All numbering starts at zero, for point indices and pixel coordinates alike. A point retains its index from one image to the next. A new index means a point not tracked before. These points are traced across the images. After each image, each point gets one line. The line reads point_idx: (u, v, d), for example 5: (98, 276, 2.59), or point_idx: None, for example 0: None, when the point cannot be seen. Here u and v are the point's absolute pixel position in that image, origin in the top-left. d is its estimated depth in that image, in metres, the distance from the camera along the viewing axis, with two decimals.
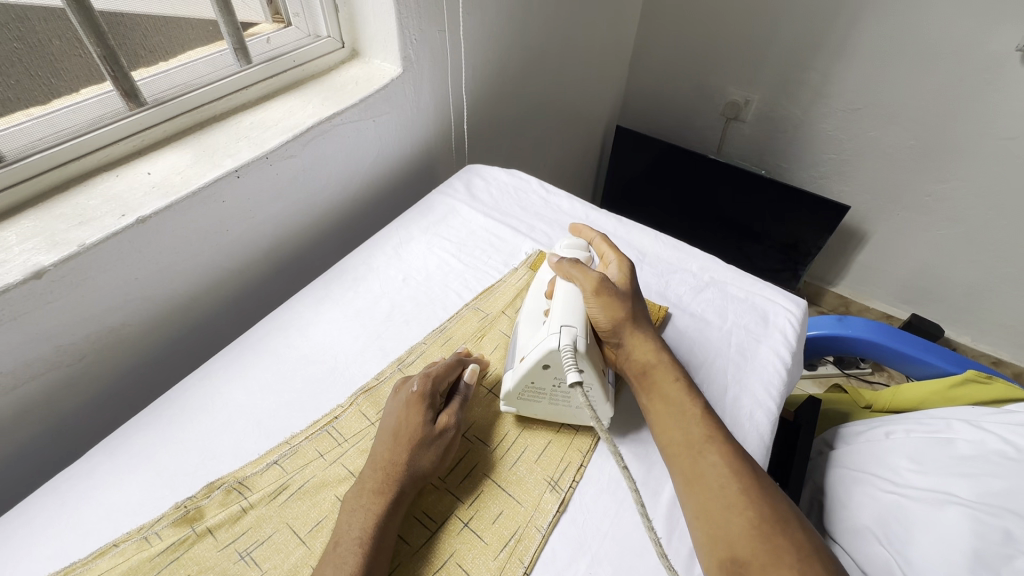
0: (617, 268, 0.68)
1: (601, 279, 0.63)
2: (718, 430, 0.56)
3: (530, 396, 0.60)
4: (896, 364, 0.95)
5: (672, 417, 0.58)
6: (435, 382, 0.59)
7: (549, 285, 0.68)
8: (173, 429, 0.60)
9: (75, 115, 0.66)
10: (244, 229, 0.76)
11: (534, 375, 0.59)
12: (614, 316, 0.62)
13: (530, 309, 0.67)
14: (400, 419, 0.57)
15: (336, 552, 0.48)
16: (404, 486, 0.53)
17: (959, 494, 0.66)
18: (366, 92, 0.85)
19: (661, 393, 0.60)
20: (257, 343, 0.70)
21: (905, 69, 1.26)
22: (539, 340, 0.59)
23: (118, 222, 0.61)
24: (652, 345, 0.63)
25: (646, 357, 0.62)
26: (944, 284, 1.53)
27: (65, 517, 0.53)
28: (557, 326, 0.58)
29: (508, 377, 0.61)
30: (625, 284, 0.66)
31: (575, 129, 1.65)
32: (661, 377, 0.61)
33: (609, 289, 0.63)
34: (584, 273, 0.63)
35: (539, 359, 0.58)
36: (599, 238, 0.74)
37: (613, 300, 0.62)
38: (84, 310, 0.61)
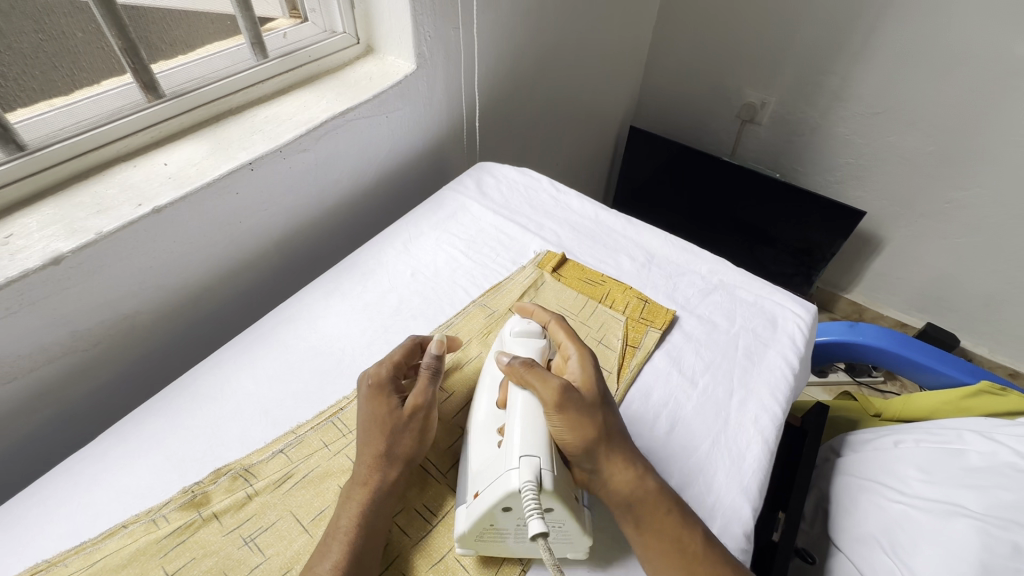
0: (578, 366, 0.58)
1: (563, 388, 0.53)
2: (726, 570, 0.49)
3: (489, 541, 0.50)
4: (906, 373, 0.94)
5: (668, 556, 0.49)
6: (392, 371, 0.59)
7: (502, 390, 0.59)
8: (183, 415, 0.61)
9: (96, 106, 0.67)
10: (257, 220, 0.77)
11: (492, 520, 0.49)
12: (585, 437, 0.52)
13: (480, 420, 0.58)
14: (368, 411, 0.56)
15: (326, 543, 0.49)
16: (388, 474, 0.54)
17: (969, 506, 0.65)
18: (380, 88, 0.86)
19: (653, 526, 0.51)
20: (268, 333, 0.71)
21: (926, 73, 1.24)
22: (496, 476, 0.49)
23: (134, 212, 0.62)
24: (633, 470, 0.53)
25: (630, 485, 0.52)
26: (960, 293, 1.51)
27: (78, 497, 0.54)
28: (516, 458, 0.49)
29: (459, 517, 0.51)
30: (590, 389, 0.56)
31: (588, 129, 1.65)
32: (650, 509, 0.51)
33: (573, 402, 0.53)
34: (542, 378, 0.54)
35: (497, 501, 0.48)
36: (555, 321, 0.65)
37: (580, 416, 0.52)
38: (101, 296, 0.63)
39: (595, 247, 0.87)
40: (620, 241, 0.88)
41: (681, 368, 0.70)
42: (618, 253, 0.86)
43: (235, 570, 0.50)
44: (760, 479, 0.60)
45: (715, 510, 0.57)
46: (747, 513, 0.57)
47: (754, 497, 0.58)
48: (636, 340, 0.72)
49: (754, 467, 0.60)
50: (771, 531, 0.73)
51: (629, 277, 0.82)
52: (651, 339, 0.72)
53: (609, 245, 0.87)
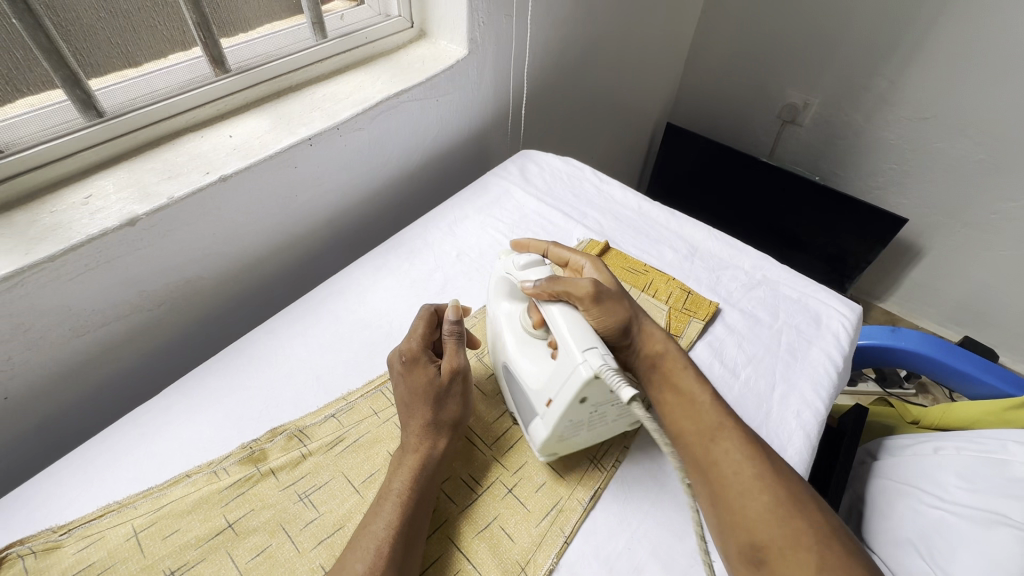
0: (594, 270, 0.66)
1: (594, 284, 0.57)
2: (731, 418, 0.54)
3: (570, 431, 0.53)
4: (948, 381, 0.92)
5: (683, 409, 0.55)
6: (421, 340, 0.58)
7: (535, 313, 0.59)
8: (241, 376, 0.64)
9: (168, 77, 0.70)
10: (311, 196, 0.79)
11: (573, 413, 0.50)
12: (617, 318, 0.58)
13: (514, 348, 0.59)
14: (407, 384, 0.56)
15: (379, 501, 0.50)
16: (436, 441, 0.55)
17: (1011, 515, 0.63)
18: (433, 71, 0.87)
19: (671, 386, 0.58)
20: (319, 304, 0.73)
21: (980, 79, 1.21)
22: (566, 377, 0.49)
23: (203, 179, 0.65)
24: (659, 339, 0.61)
25: (655, 351, 0.60)
26: (1003, 308, 1.47)
27: (144, 446, 0.57)
28: (579, 354, 0.48)
29: (539, 425, 0.54)
30: (612, 283, 0.64)
31: (625, 124, 1.64)
32: (671, 369, 0.59)
33: (604, 293, 0.58)
34: (572, 281, 0.56)
35: (574, 396, 0.48)
36: (553, 247, 0.71)
37: (610, 302, 0.58)
38: (167, 259, 0.66)
39: (637, 237, 0.88)
40: (662, 232, 0.88)
41: (723, 360, 0.70)
42: (661, 244, 0.86)
43: (292, 523, 0.52)
44: (802, 472, 0.60)
45: None
46: None
47: None
48: (678, 329, 0.72)
49: (796, 460, 0.60)
50: None
51: (671, 268, 0.83)
52: (693, 329, 0.73)
53: (651, 236, 0.88)
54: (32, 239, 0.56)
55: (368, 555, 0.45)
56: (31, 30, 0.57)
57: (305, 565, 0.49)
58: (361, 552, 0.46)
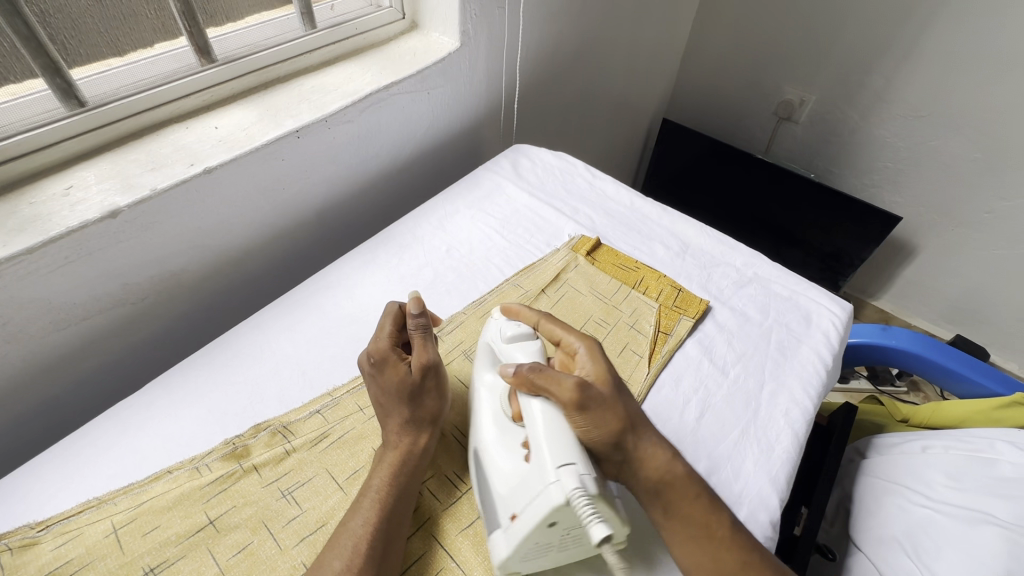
0: (589, 360, 0.56)
1: (579, 386, 0.50)
2: (748, 551, 0.49)
3: (534, 553, 0.47)
4: (938, 380, 0.92)
5: (695, 542, 0.49)
6: (387, 342, 0.57)
7: (513, 402, 0.54)
8: (225, 370, 0.63)
9: (153, 66, 0.69)
10: (300, 189, 0.78)
11: (539, 536, 0.45)
12: (610, 430, 0.50)
13: (492, 439, 0.53)
14: (381, 384, 0.55)
15: (358, 498, 0.50)
16: (416, 437, 0.55)
17: (997, 514, 0.64)
18: (424, 63, 0.86)
19: (679, 512, 0.50)
20: (306, 298, 0.73)
21: (975, 78, 1.20)
22: (536, 494, 0.45)
23: (186, 171, 0.64)
24: (660, 455, 0.52)
25: (657, 472, 0.51)
26: (995, 307, 1.47)
27: (125, 441, 0.57)
28: (553, 470, 0.45)
29: (496, 540, 0.47)
30: (606, 379, 0.54)
31: (620, 118, 1.63)
32: (678, 495, 0.50)
33: (591, 397, 0.50)
34: (556, 380, 0.51)
35: (543, 519, 0.43)
36: (545, 320, 0.61)
37: (600, 411, 0.51)
38: (150, 252, 0.65)
39: (629, 234, 0.87)
40: (655, 229, 0.88)
41: (713, 357, 0.70)
42: (653, 240, 0.86)
43: (274, 520, 0.52)
44: (789, 471, 0.60)
45: (743, 497, 0.57)
46: (774, 503, 0.57)
47: (782, 488, 0.58)
48: (668, 327, 0.72)
49: (783, 459, 0.60)
50: (793, 525, 0.74)
51: (663, 265, 0.82)
52: (683, 326, 0.72)
53: (643, 232, 0.87)
54: (10, 231, 0.55)
55: (346, 551, 0.45)
56: (9, 16, 0.55)
57: (288, 563, 0.49)
58: (340, 549, 0.46)
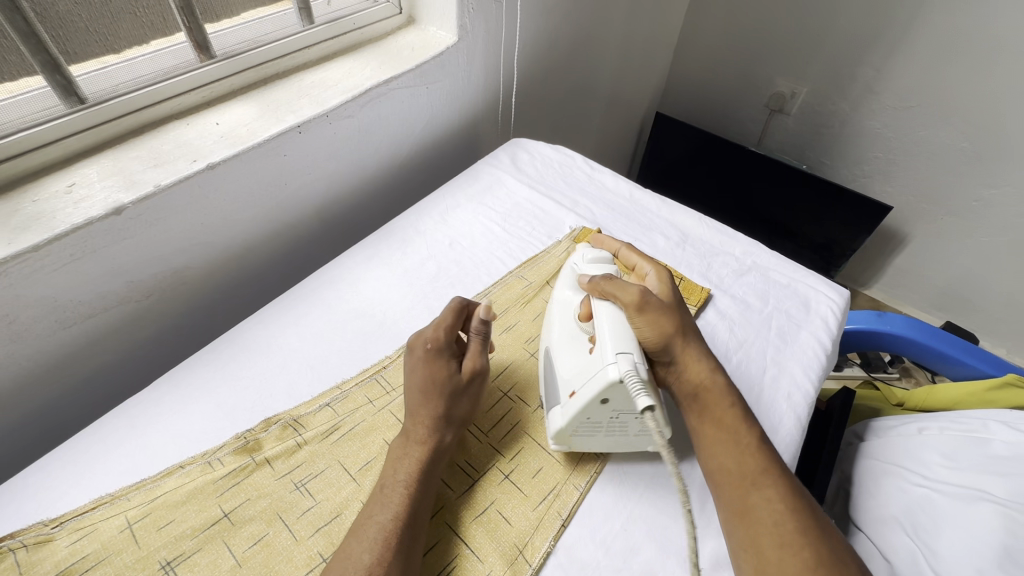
0: (656, 279, 0.65)
1: (642, 293, 0.57)
2: (774, 464, 0.52)
3: (585, 430, 0.54)
4: (931, 364, 0.94)
5: (724, 443, 0.54)
6: (448, 334, 0.58)
7: (584, 306, 0.59)
8: (233, 366, 0.64)
9: (151, 63, 0.69)
10: (301, 185, 0.78)
11: (591, 411, 0.52)
12: (663, 333, 0.57)
13: (559, 338, 0.59)
14: (427, 374, 0.56)
15: (383, 493, 0.50)
16: (440, 433, 0.54)
17: (993, 491, 0.66)
18: (422, 58, 0.86)
19: (714, 417, 0.56)
20: (310, 294, 0.73)
21: (963, 67, 1.22)
22: (593, 374, 0.51)
23: (190, 167, 0.64)
24: (705, 366, 0.59)
25: (699, 378, 0.58)
26: (983, 293, 1.50)
27: (135, 438, 0.57)
28: (612, 355, 0.51)
29: (555, 415, 0.54)
30: (668, 296, 0.62)
31: (614, 112, 1.63)
32: (714, 402, 0.57)
33: (651, 304, 0.57)
34: (621, 287, 0.57)
35: (598, 394, 0.50)
36: (625, 249, 0.71)
37: (659, 315, 0.57)
38: (154, 249, 0.64)
39: (630, 225, 0.88)
40: (654, 220, 0.89)
41: (715, 344, 0.71)
42: (653, 231, 0.87)
43: (288, 511, 0.52)
44: (792, 453, 0.61)
45: None
46: None
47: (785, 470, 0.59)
48: None
49: (786, 440, 0.61)
50: None
51: (663, 254, 0.83)
52: None
53: (643, 222, 0.88)
54: (14, 229, 0.54)
55: (375, 545, 0.46)
56: (8, 12, 0.56)
57: (304, 553, 0.49)
58: (367, 541, 0.46)
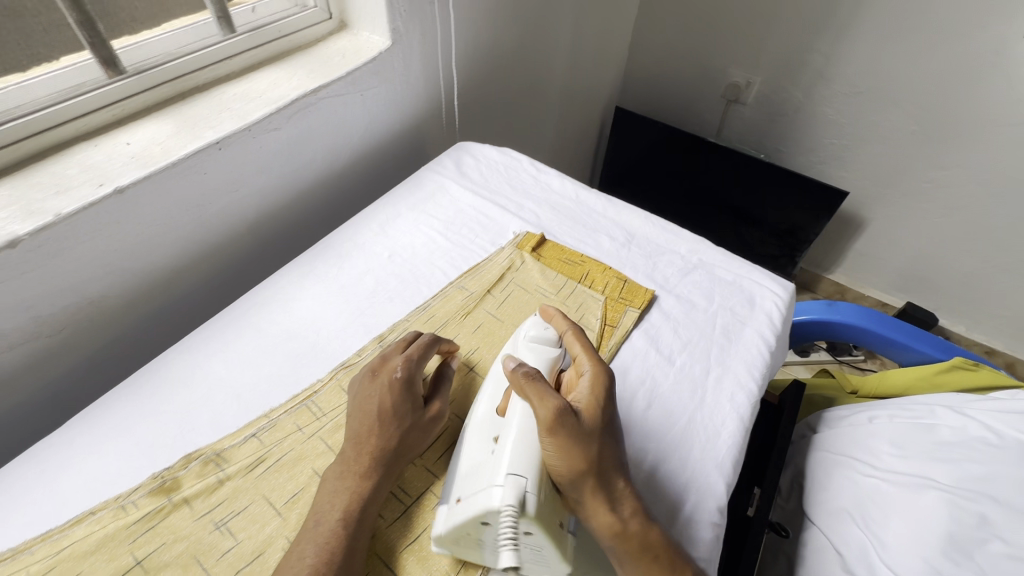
0: (587, 387, 0.53)
1: (558, 412, 0.49)
2: None
3: (466, 546, 0.49)
4: (882, 351, 0.95)
5: None
6: (418, 369, 0.58)
7: (503, 398, 0.56)
8: (154, 401, 0.60)
9: (53, 83, 0.64)
10: (228, 202, 0.75)
11: (470, 531, 0.48)
12: (572, 467, 0.48)
13: (477, 421, 0.56)
14: (389, 400, 0.55)
15: (315, 532, 0.48)
16: (386, 466, 0.52)
17: (937, 478, 0.66)
18: (354, 64, 0.83)
19: (627, 570, 0.47)
20: (241, 317, 0.70)
21: (910, 53, 1.23)
22: (481, 489, 0.48)
23: (95, 192, 0.60)
24: (621, 511, 0.48)
25: (612, 528, 0.48)
26: (940, 273, 1.53)
27: (43, 486, 0.53)
28: (502, 475, 0.47)
29: (440, 517, 0.51)
30: (590, 413, 0.51)
31: (572, 109, 1.62)
32: (629, 554, 0.47)
33: (566, 427, 0.49)
34: (539, 396, 0.50)
35: (476, 516, 0.47)
36: (572, 333, 0.61)
37: (572, 442, 0.48)
38: (62, 280, 0.61)
39: (575, 228, 0.86)
40: (600, 221, 0.87)
41: (659, 347, 0.70)
42: (598, 233, 0.85)
43: (206, 554, 0.49)
44: (734, 456, 0.60)
45: (688, 487, 0.57)
46: (720, 489, 0.57)
47: (727, 473, 0.58)
48: (615, 320, 0.72)
49: (727, 444, 0.60)
50: (746, 507, 0.75)
51: (608, 256, 0.82)
52: (629, 318, 0.72)
53: (588, 225, 0.87)
54: None
55: None
56: None
57: None
58: None
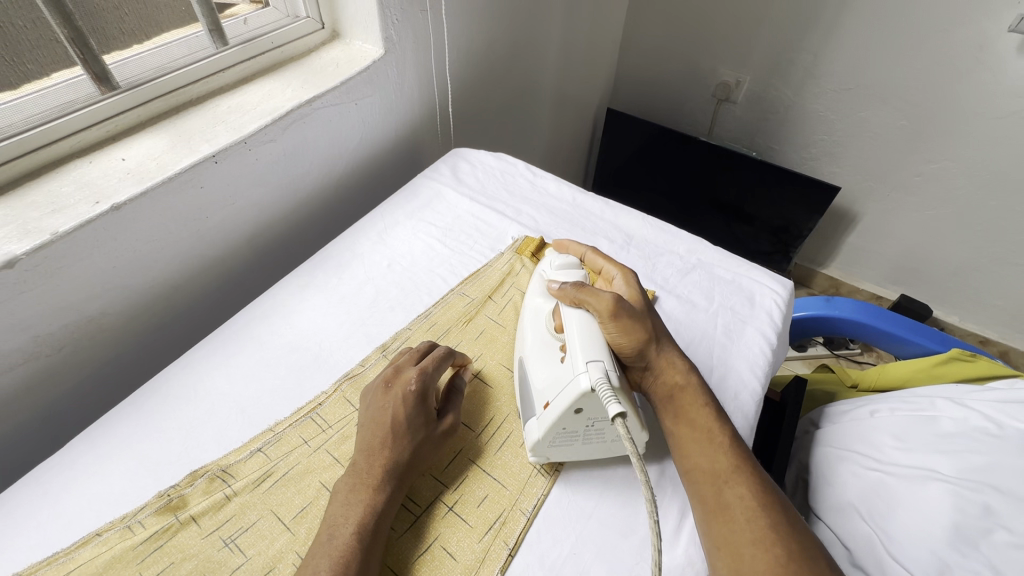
0: (624, 283, 0.66)
1: (616, 300, 0.59)
2: (746, 460, 0.54)
3: (562, 438, 0.54)
4: (881, 344, 0.96)
5: (698, 442, 0.55)
6: (430, 379, 0.58)
7: (557, 316, 0.61)
8: (156, 418, 0.60)
9: (44, 100, 0.63)
10: (225, 215, 0.75)
11: (565, 422, 0.53)
12: (637, 339, 0.59)
13: (533, 346, 0.61)
14: (403, 414, 0.55)
15: (328, 544, 0.47)
16: (399, 478, 0.52)
17: (940, 469, 0.67)
18: (347, 74, 0.83)
19: (687, 418, 0.57)
20: (241, 331, 0.69)
21: (896, 49, 1.25)
22: (567, 383, 0.53)
23: (92, 209, 0.59)
24: (678, 370, 0.60)
25: (673, 382, 0.60)
26: (934, 264, 1.54)
27: (46, 508, 0.52)
28: (583, 363, 0.53)
29: (531, 426, 0.56)
30: (638, 300, 0.63)
31: (564, 112, 1.62)
32: (688, 402, 0.58)
33: (625, 309, 0.59)
34: (594, 294, 0.59)
35: (572, 402, 0.52)
36: (591, 253, 0.71)
37: (631, 320, 0.59)
38: (60, 298, 0.60)
39: (574, 231, 0.86)
40: (598, 223, 0.88)
41: None
42: (597, 235, 0.86)
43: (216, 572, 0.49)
44: None
45: None
46: None
47: None
48: None
49: None
50: None
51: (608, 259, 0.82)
52: None
53: (586, 227, 0.87)
54: None
55: None
56: None
57: None
58: None
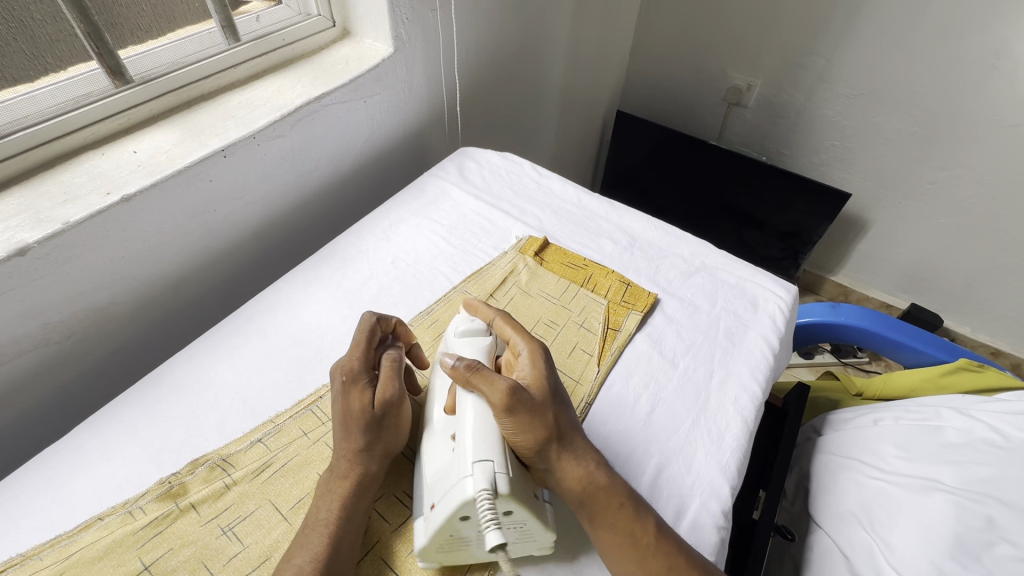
0: (529, 362, 0.54)
1: (510, 391, 0.48)
2: (677, 556, 0.48)
3: (453, 545, 0.47)
4: (888, 353, 0.94)
5: (623, 549, 0.48)
6: (362, 361, 0.55)
7: (451, 397, 0.55)
8: (160, 406, 0.61)
9: (59, 92, 0.65)
10: (232, 209, 0.76)
11: (450, 530, 0.46)
12: (536, 438, 0.48)
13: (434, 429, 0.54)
14: (343, 404, 0.53)
15: (304, 533, 0.48)
16: (365, 463, 0.52)
17: (944, 480, 0.66)
18: (356, 72, 0.84)
19: (607, 522, 0.49)
20: (246, 323, 0.70)
21: (911, 55, 1.24)
22: (453, 484, 0.46)
23: (102, 200, 0.61)
24: (585, 463, 0.51)
25: (581, 483, 0.50)
26: (946, 274, 1.52)
27: (51, 492, 0.54)
28: (470, 465, 0.46)
29: (419, 528, 0.49)
30: (540, 385, 0.52)
31: (573, 113, 1.63)
32: (604, 504, 0.49)
33: (521, 402, 0.49)
34: (488, 382, 0.49)
35: (454, 511, 0.45)
36: (501, 318, 0.60)
37: (529, 415, 0.49)
38: (70, 287, 0.61)
39: (577, 231, 0.87)
40: (601, 225, 0.88)
41: (662, 350, 0.69)
42: (600, 236, 0.86)
43: (213, 559, 0.49)
44: (739, 459, 0.59)
45: (694, 490, 0.56)
46: (726, 495, 0.56)
47: (733, 477, 0.57)
48: (617, 323, 0.72)
49: (733, 446, 0.60)
50: (751, 509, 0.75)
51: (611, 260, 0.82)
52: (632, 321, 0.72)
53: (590, 228, 0.87)
54: None
55: None
56: None
57: None
58: None
